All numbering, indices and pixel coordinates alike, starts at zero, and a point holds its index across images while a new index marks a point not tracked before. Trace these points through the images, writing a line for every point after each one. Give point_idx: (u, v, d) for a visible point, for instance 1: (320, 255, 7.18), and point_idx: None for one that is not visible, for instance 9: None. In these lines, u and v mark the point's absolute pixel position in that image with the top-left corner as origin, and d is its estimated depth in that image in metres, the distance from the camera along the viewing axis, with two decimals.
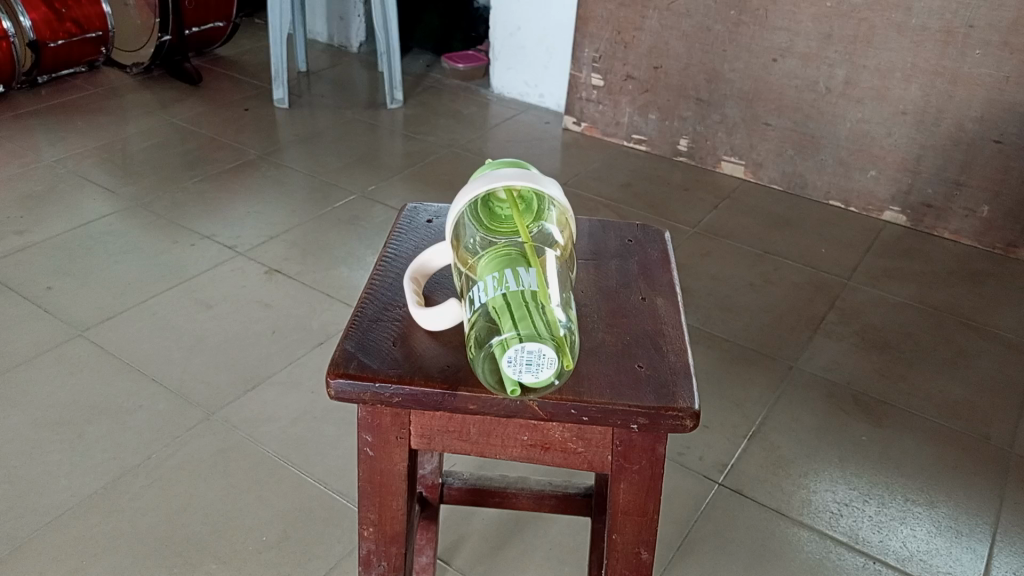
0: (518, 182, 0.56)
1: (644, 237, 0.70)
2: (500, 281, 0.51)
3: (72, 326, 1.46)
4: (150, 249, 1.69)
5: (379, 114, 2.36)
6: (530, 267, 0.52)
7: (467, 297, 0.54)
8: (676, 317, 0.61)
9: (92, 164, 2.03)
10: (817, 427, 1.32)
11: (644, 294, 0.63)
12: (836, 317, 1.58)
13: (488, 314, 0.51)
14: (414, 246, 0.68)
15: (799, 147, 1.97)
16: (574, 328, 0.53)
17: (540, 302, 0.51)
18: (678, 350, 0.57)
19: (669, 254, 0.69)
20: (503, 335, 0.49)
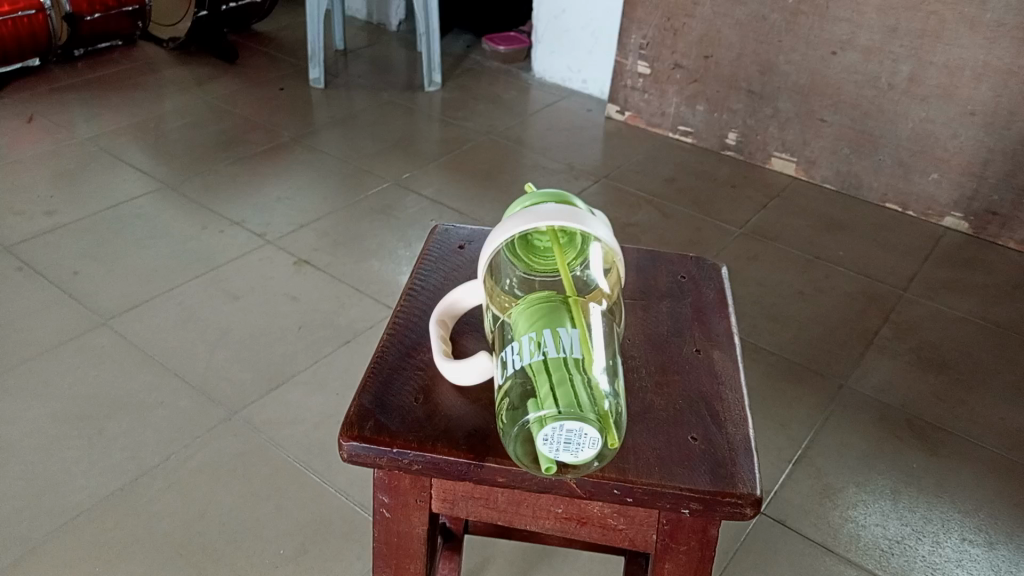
0: (564, 223, 0.49)
1: (699, 272, 0.63)
2: (537, 344, 0.45)
3: (97, 314, 1.42)
4: (179, 234, 1.65)
5: (416, 97, 2.29)
6: (572, 326, 0.46)
7: (499, 354, 0.48)
8: (735, 376, 0.54)
9: (125, 142, 2.00)
10: (869, 454, 1.24)
11: (699, 345, 0.56)
12: (890, 332, 1.49)
13: (524, 381, 0.45)
14: (443, 279, 0.62)
15: (855, 145, 1.87)
16: (622, 397, 0.47)
17: (583, 370, 0.44)
18: (737, 420, 0.50)
19: (727, 295, 0.62)
20: (539, 408, 0.43)
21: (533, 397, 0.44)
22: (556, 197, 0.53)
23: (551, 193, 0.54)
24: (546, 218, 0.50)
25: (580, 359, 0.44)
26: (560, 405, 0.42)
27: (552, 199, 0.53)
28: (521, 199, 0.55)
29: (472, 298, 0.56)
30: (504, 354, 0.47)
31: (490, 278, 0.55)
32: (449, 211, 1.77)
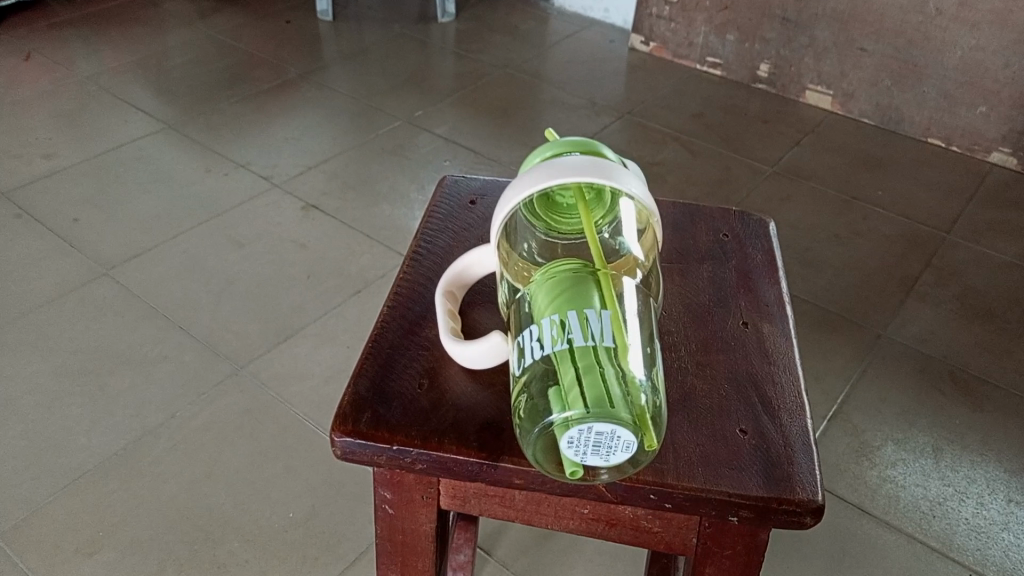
0: (592, 178, 0.42)
1: (744, 231, 0.56)
2: (560, 329, 0.38)
3: (98, 264, 1.37)
4: (183, 178, 1.58)
5: (429, 29, 2.17)
6: (603, 307, 0.39)
7: (516, 338, 0.41)
8: (788, 355, 0.47)
9: (125, 80, 1.91)
10: (909, 409, 1.17)
11: (746, 318, 0.49)
12: (932, 278, 1.40)
13: (544, 373, 0.38)
14: (453, 241, 0.55)
15: (897, 76, 1.75)
16: (661, 387, 0.40)
17: (615, 361, 0.37)
18: (792, 408, 0.44)
19: (776, 257, 0.54)
20: (564, 407, 0.36)
21: (555, 395, 0.37)
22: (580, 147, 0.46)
23: (575, 143, 0.46)
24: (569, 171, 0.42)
25: (612, 348, 0.37)
26: (588, 405, 0.36)
27: (577, 150, 0.46)
28: (538, 152, 0.48)
29: (485, 267, 0.50)
30: (520, 339, 0.40)
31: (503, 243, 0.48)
32: (464, 151, 1.68)
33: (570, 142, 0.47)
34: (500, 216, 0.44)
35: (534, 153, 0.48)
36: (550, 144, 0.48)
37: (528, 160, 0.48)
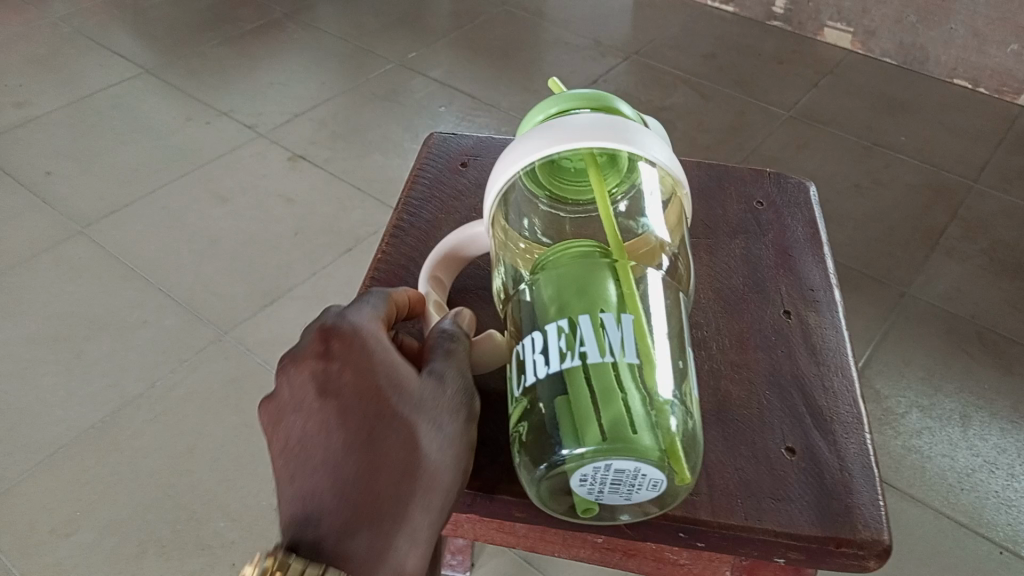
0: (609, 145, 0.36)
1: (782, 199, 0.57)
2: (570, 341, 0.35)
3: (72, 221, 1.28)
4: (162, 128, 1.49)
5: None
6: (621, 317, 0.35)
7: (518, 351, 0.38)
8: (836, 351, 0.48)
9: (101, 22, 1.80)
10: (934, 372, 1.10)
11: (788, 307, 0.50)
12: (959, 231, 1.32)
13: (551, 392, 0.35)
14: (439, 213, 0.55)
15: (923, 12, 1.64)
16: (693, 409, 0.37)
17: (638, 381, 0.34)
18: (848, 421, 0.44)
19: (817, 226, 0.55)
20: (574, 441, 0.33)
21: (563, 417, 0.34)
22: (590, 100, 0.39)
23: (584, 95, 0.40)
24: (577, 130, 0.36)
25: (630, 361, 0.34)
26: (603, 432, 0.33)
27: (591, 105, 0.39)
28: (540, 107, 0.41)
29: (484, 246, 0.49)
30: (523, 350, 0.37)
31: (500, 223, 0.44)
32: (461, 96, 1.58)
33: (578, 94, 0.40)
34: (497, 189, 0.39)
35: (535, 108, 0.42)
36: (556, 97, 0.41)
37: (529, 118, 0.42)
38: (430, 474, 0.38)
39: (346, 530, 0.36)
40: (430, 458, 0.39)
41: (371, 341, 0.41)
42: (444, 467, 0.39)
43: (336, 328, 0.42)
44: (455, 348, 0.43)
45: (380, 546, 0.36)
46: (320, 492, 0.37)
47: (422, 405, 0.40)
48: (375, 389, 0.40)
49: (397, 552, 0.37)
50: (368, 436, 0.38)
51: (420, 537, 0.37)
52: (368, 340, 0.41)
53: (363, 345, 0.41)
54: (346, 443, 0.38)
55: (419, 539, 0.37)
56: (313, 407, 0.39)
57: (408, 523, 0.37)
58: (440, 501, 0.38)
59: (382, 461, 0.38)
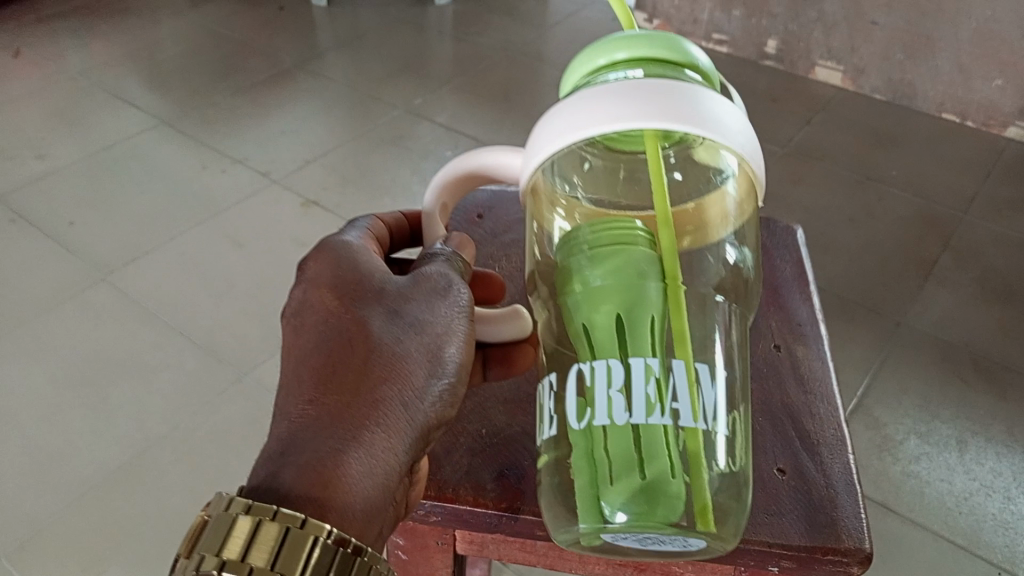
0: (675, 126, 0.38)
1: (772, 241, 0.62)
2: (663, 395, 0.38)
3: (96, 269, 1.33)
4: (179, 176, 1.55)
5: (427, 12, 2.12)
6: (704, 381, 0.39)
7: (591, 372, 0.40)
8: (822, 379, 0.52)
9: (119, 74, 1.87)
10: (931, 399, 1.14)
11: (778, 341, 0.54)
12: (951, 260, 1.36)
13: (624, 439, 0.37)
14: None
15: (909, 49, 1.70)
16: (742, 454, 0.41)
17: (707, 446, 0.38)
18: (833, 443, 0.48)
19: (804, 265, 0.60)
20: (631, 503, 0.37)
21: (614, 470, 0.37)
22: (666, 59, 0.41)
23: (663, 46, 0.41)
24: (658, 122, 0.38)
25: (704, 431, 0.38)
26: (652, 495, 0.36)
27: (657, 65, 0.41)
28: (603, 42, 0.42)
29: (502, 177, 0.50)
30: (590, 373, 0.39)
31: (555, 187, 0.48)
32: (466, 139, 1.64)
33: (659, 40, 0.41)
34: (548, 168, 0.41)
35: (597, 42, 0.43)
36: (625, 34, 0.42)
37: (591, 55, 0.43)
38: (388, 385, 0.43)
39: (297, 437, 0.41)
40: (392, 368, 0.44)
41: (352, 261, 0.48)
42: (408, 376, 0.44)
43: (327, 250, 0.49)
44: (443, 261, 0.49)
45: (324, 453, 0.41)
46: (284, 410, 0.43)
47: (391, 306, 0.46)
48: (338, 292, 0.46)
49: (346, 457, 0.41)
50: (332, 351, 0.44)
51: (372, 445, 0.42)
52: (350, 259, 0.48)
53: (342, 263, 0.48)
54: (309, 364, 0.44)
55: (375, 446, 0.42)
56: (287, 326, 0.47)
57: (357, 432, 0.41)
58: (401, 409, 0.43)
59: (327, 364, 0.43)
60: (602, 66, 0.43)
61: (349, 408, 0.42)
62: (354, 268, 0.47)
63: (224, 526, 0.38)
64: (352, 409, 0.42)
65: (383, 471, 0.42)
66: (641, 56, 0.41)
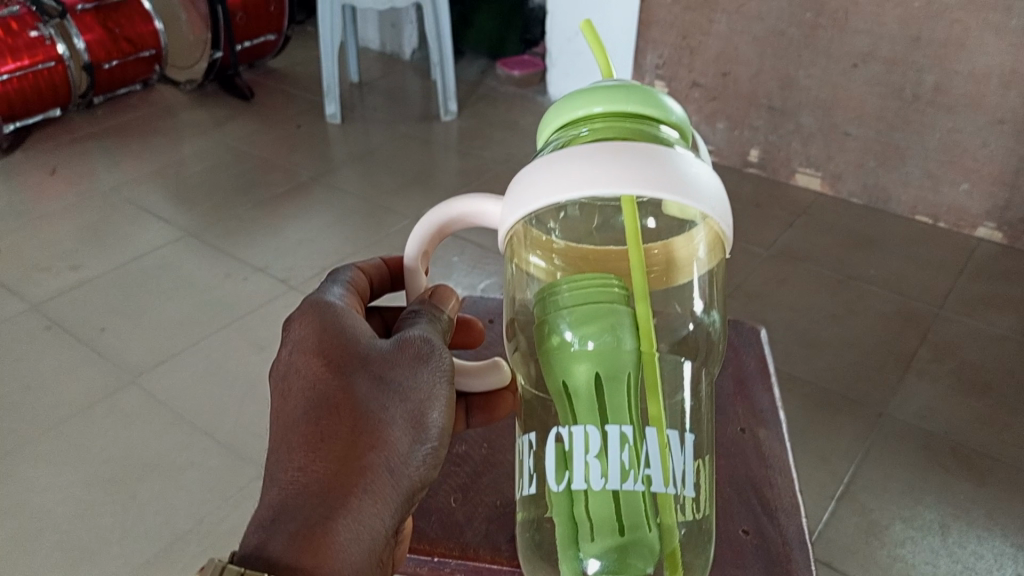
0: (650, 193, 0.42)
1: (738, 340, 0.71)
2: (637, 461, 0.44)
3: (126, 372, 1.43)
4: (204, 284, 1.66)
5: (433, 128, 2.29)
6: (673, 445, 0.45)
7: (574, 435, 0.45)
8: (781, 456, 0.60)
9: (147, 190, 2.01)
10: (914, 486, 1.20)
11: (743, 425, 0.62)
12: (929, 354, 1.45)
13: (603, 503, 0.44)
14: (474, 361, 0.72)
15: (881, 157, 1.84)
16: (706, 499, 0.49)
17: (675, 504, 0.44)
18: (789, 508, 0.56)
19: (766, 362, 0.69)
20: (606, 557, 0.43)
21: (593, 530, 0.44)
22: (642, 112, 0.46)
23: (639, 101, 0.45)
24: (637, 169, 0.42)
25: (673, 493, 0.44)
26: (625, 551, 0.43)
27: (633, 127, 0.45)
28: (580, 96, 0.47)
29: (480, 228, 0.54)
30: (571, 438, 0.45)
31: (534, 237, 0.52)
32: (472, 246, 1.76)
33: (634, 95, 0.46)
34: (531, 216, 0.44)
35: (576, 94, 0.47)
36: (601, 89, 0.46)
37: (569, 105, 0.47)
38: (374, 455, 0.48)
39: (290, 505, 0.47)
40: (379, 438, 0.49)
41: (337, 323, 0.52)
42: (392, 443, 0.49)
43: (310, 309, 0.53)
44: (426, 323, 0.54)
45: (313, 525, 0.46)
46: (277, 475, 0.48)
47: (378, 373, 0.50)
48: (328, 359, 0.50)
49: (337, 525, 0.47)
50: (321, 420, 0.49)
51: (360, 513, 0.48)
52: (335, 321, 0.52)
53: (329, 325, 0.52)
54: (301, 431, 0.49)
55: (362, 512, 0.48)
56: (280, 386, 0.51)
57: (345, 503, 0.47)
58: (385, 476, 0.49)
59: (318, 435, 0.48)
60: (579, 117, 0.46)
61: (339, 479, 0.48)
62: (343, 333, 0.51)
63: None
64: (341, 479, 0.48)
65: (368, 534, 0.48)
66: (617, 109, 0.45)
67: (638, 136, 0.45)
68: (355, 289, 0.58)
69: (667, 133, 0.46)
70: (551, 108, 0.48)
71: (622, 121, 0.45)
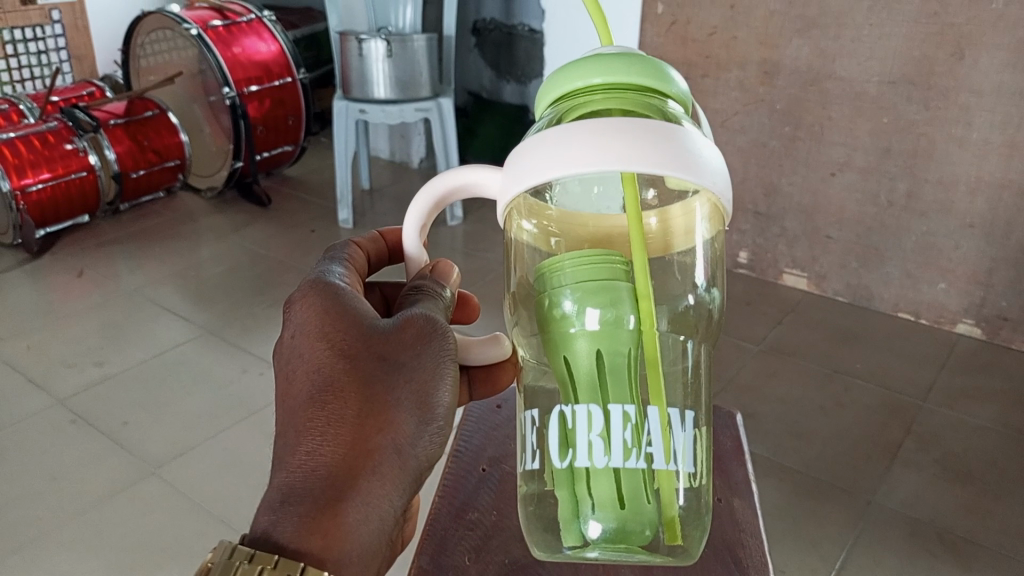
0: (652, 169, 0.46)
1: (717, 422, 0.79)
2: (638, 440, 0.50)
3: (147, 463, 1.49)
4: (221, 379, 1.74)
5: (440, 231, 2.43)
6: (671, 421, 0.51)
7: (578, 410, 0.51)
8: (752, 521, 0.68)
9: (169, 291, 2.12)
10: (903, 572, 1.25)
11: (720, 495, 0.70)
12: (914, 444, 1.52)
13: (605, 479, 0.50)
14: (484, 440, 0.80)
15: (862, 258, 1.96)
16: (702, 470, 0.55)
17: (672, 477, 0.51)
18: (758, 566, 0.64)
19: (741, 441, 0.77)
20: (608, 525, 0.50)
21: (598, 503, 0.50)
22: (644, 86, 0.50)
23: (639, 71, 0.50)
24: (643, 144, 0.47)
25: (672, 470, 0.51)
26: (625, 522, 0.50)
27: (633, 101, 0.50)
28: (583, 65, 0.51)
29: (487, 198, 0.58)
30: (577, 418, 0.51)
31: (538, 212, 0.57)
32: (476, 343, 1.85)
33: (635, 66, 0.50)
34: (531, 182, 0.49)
35: (581, 63, 0.51)
36: (602, 59, 0.50)
37: (572, 76, 0.51)
38: (379, 438, 0.55)
39: (299, 486, 0.53)
40: (385, 421, 0.55)
41: (341, 310, 0.58)
42: (396, 424, 0.55)
43: (314, 294, 0.59)
44: (428, 300, 0.61)
45: (322, 505, 0.52)
46: (287, 459, 0.54)
47: (382, 358, 0.57)
48: (334, 349, 0.56)
49: (348, 507, 0.53)
50: (329, 404, 0.55)
51: (369, 494, 0.54)
52: (340, 307, 0.58)
53: (333, 312, 0.58)
54: (308, 418, 0.54)
55: (370, 493, 0.54)
56: (288, 376, 0.57)
57: (354, 485, 0.54)
58: (393, 456, 0.55)
59: (325, 421, 0.54)
60: (580, 88, 0.51)
61: (347, 460, 0.54)
62: (347, 322, 0.58)
63: (229, 570, 0.50)
64: (349, 461, 0.54)
65: (376, 511, 0.54)
66: (614, 82, 0.50)
67: (639, 107, 0.50)
68: (353, 267, 0.66)
69: (669, 105, 0.51)
70: (552, 76, 0.52)
71: (622, 91, 0.50)
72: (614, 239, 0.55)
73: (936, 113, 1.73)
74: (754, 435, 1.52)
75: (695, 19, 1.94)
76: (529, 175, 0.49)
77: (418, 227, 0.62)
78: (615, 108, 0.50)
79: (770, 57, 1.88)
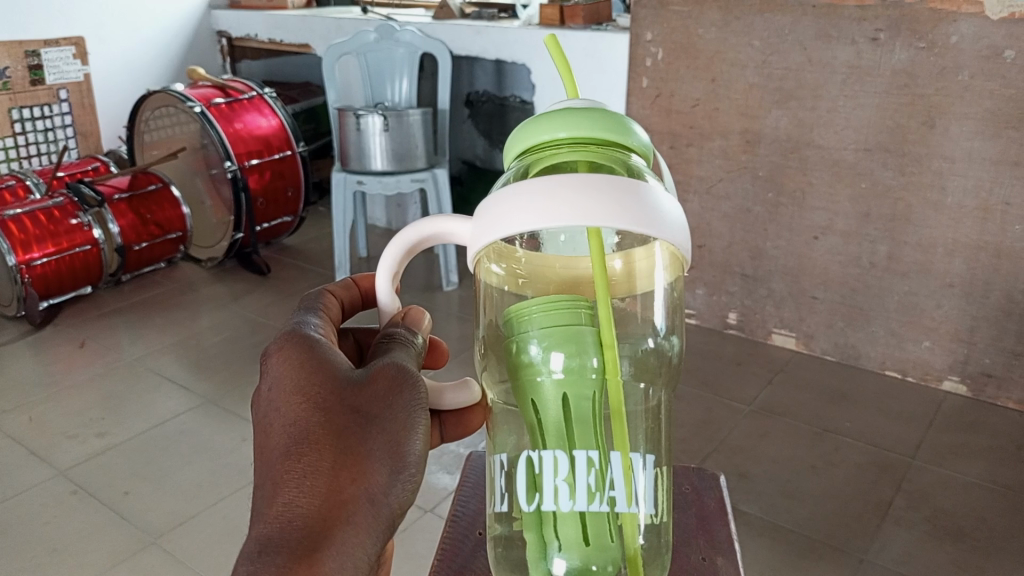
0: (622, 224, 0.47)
1: (700, 484, 0.83)
2: (602, 483, 0.52)
3: (147, 534, 1.51)
4: (222, 448, 1.76)
5: (435, 297, 2.47)
6: (632, 464, 0.53)
7: (545, 455, 0.53)
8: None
9: (170, 360, 2.16)
10: None
11: (705, 553, 0.74)
12: (904, 502, 1.54)
13: (570, 522, 0.52)
14: (480, 504, 0.84)
15: (847, 318, 2.01)
16: (662, 509, 0.58)
17: (634, 518, 0.53)
18: None
19: (724, 502, 0.81)
20: (574, 562, 0.52)
21: (563, 543, 0.52)
22: (610, 139, 0.52)
23: (603, 127, 0.51)
24: (614, 200, 0.48)
25: (634, 512, 0.52)
26: (588, 560, 0.52)
27: (600, 154, 0.51)
28: (551, 119, 0.52)
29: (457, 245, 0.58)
30: (543, 463, 0.53)
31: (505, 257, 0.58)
32: None
33: (599, 121, 0.52)
34: (501, 234, 0.49)
35: (548, 117, 0.52)
36: (568, 114, 0.52)
37: (539, 130, 0.52)
38: (354, 488, 0.50)
39: (274, 540, 0.48)
40: (360, 470, 0.51)
41: (316, 361, 0.55)
42: (371, 474, 0.51)
43: (290, 345, 0.56)
44: (401, 349, 0.58)
45: (295, 559, 0.47)
46: (262, 511, 0.50)
47: (356, 407, 0.53)
48: (308, 398, 0.53)
49: (321, 558, 0.48)
50: (303, 457, 0.51)
51: (344, 545, 0.49)
52: (314, 359, 0.55)
53: (305, 362, 0.55)
54: (283, 468, 0.51)
55: (346, 544, 0.49)
56: (263, 427, 0.54)
57: (328, 536, 0.49)
58: (366, 507, 0.50)
59: (299, 471, 0.50)
60: (546, 141, 0.52)
61: (323, 511, 0.49)
62: (320, 370, 0.54)
63: None
64: (325, 512, 0.49)
65: (352, 564, 0.49)
66: (580, 136, 0.51)
67: (605, 159, 0.51)
68: (329, 316, 0.64)
69: (633, 157, 0.53)
70: (520, 127, 0.54)
71: (587, 145, 0.52)
72: (579, 285, 0.56)
73: (911, 178, 1.80)
74: (746, 496, 1.54)
75: (678, 92, 2.03)
76: (495, 228, 0.50)
77: (391, 275, 0.60)
78: (581, 161, 0.51)
79: (751, 127, 1.96)
